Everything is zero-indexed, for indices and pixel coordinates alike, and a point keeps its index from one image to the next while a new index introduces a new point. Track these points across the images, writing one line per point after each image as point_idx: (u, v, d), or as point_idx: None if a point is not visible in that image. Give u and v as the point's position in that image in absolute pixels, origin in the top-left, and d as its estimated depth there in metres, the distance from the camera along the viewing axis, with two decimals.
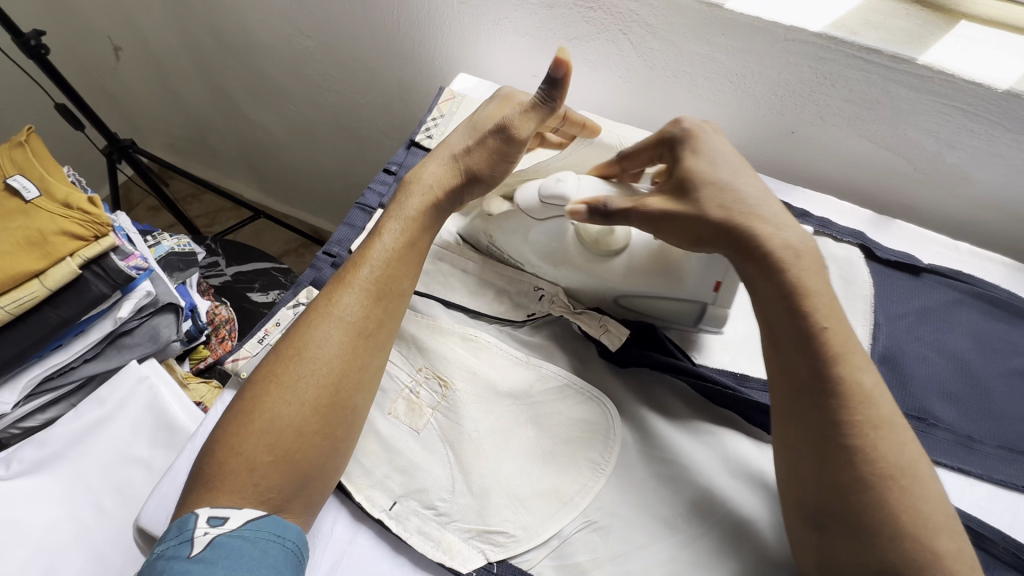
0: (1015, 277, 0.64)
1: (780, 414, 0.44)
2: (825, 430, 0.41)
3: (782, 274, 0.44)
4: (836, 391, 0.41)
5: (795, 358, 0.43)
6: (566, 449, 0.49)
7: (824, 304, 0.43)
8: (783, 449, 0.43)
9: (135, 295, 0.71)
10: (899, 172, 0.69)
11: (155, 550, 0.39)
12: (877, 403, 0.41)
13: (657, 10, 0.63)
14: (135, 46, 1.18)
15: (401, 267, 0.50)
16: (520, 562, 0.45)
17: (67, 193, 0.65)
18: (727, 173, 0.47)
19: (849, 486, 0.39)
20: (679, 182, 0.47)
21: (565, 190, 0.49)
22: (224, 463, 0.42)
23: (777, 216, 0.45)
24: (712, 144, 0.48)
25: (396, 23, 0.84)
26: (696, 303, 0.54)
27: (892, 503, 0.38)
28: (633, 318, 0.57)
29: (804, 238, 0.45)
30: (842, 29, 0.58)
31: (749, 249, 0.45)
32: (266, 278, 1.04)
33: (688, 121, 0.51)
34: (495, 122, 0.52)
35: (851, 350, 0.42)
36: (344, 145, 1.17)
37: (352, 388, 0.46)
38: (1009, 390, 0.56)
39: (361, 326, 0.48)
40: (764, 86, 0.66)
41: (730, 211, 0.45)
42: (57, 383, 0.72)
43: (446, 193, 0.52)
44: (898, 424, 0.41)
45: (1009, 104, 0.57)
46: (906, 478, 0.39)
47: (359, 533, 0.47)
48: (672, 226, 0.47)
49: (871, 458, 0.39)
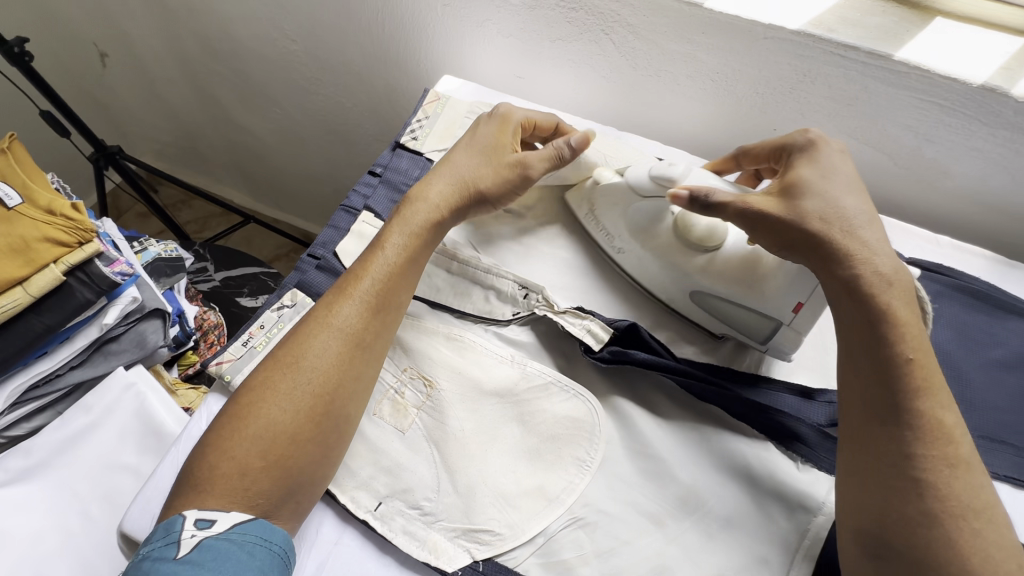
0: (995, 270, 0.65)
1: (847, 440, 0.43)
2: (896, 461, 0.40)
3: (871, 299, 0.44)
4: (913, 422, 0.40)
5: (873, 387, 0.42)
6: (552, 447, 0.49)
7: (912, 338, 0.42)
8: (847, 476, 0.42)
9: (121, 301, 0.71)
10: (879, 168, 0.69)
11: (141, 550, 0.40)
12: (957, 441, 0.40)
13: (638, 10, 0.64)
14: (121, 52, 1.17)
15: (401, 279, 0.51)
16: (506, 559, 0.45)
17: (50, 200, 0.65)
18: (841, 190, 0.48)
19: (915, 519, 0.38)
20: (786, 187, 0.49)
21: (675, 172, 0.52)
22: (213, 465, 0.42)
23: (879, 244, 0.46)
24: (833, 163, 0.49)
25: (381, 26, 0.85)
26: (770, 321, 0.52)
27: (960, 541, 0.37)
28: (701, 319, 0.57)
29: (897, 267, 0.45)
30: (819, 27, 0.59)
31: (839, 267, 0.45)
32: (254, 283, 1.04)
33: (817, 133, 0.52)
34: (518, 157, 0.55)
35: (936, 387, 0.41)
36: (333, 149, 1.17)
37: (349, 400, 0.46)
38: (991, 381, 0.56)
39: (359, 336, 0.48)
40: (743, 84, 0.67)
41: (828, 225, 0.46)
42: (42, 392, 0.71)
43: (451, 213, 0.54)
44: (976, 467, 0.40)
45: (985, 98, 0.57)
46: (981, 520, 0.38)
47: (345, 534, 0.47)
48: (764, 229, 0.48)
49: (941, 494, 0.38)
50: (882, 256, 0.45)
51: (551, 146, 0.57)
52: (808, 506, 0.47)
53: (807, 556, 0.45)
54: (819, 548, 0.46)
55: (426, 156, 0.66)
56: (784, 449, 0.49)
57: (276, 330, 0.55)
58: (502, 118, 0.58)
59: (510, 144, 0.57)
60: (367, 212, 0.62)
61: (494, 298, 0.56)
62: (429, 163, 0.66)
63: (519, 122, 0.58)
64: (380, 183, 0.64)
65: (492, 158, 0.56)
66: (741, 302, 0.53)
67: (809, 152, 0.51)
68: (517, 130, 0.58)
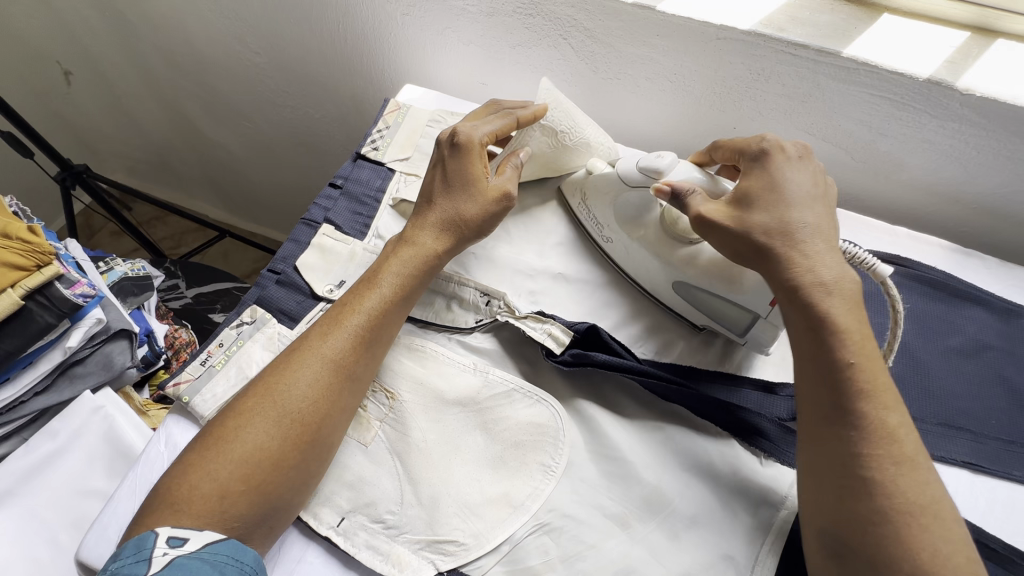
0: (951, 259, 0.66)
1: (803, 441, 0.44)
2: (845, 460, 0.41)
3: (812, 306, 0.44)
4: (858, 422, 0.41)
5: (820, 388, 0.43)
6: (516, 454, 0.49)
7: (854, 340, 0.43)
8: (805, 475, 0.43)
9: (85, 323, 0.70)
10: (837, 162, 0.70)
11: (107, 566, 0.38)
12: (900, 440, 0.41)
13: (593, 14, 0.65)
14: (85, 69, 1.16)
15: (391, 312, 0.50)
16: (470, 570, 0.45)
17: (5, 224, 0.64)
18: (793, 204, 0.47)
19: (866, 517, 0.39)
20: (738, 197, 0.49)
21: (661, 165, 0.53)
22: (194, 485, 0.41)
23: (823, 254, 0.46)
24: (785, 175, 0.49)
25: (344, 36, 0.84)
26: (749, 313, 0.51)
27: (911, 537, 0.38)
28: (693, 314, 0.56)
29: (841, 274, 0.45)
30: (770, 27, 0.60)
31: (781, 279, 0.46)
32: (227, 298, 1.03)
33: (772, 141, 0.51)
34: (500, 186, 0.54)
35: (880, 387, 0.42)
36: (305, 160, 1.16)
37: (333, 431, 0.46)
38: (949, 368, 0.57)
39: (348, 367, 0.47)
40: (700, 84, 0.67)
41: (772, 239, 0.46)
42: (6, 419, 0.70)
43: (447, 253, 0.54)
44: (923, 463, 0.40)
45: (931, 92, 0.58)
46: (928, 516, 0.38)
47: (308, 551, 0.47)
48: (713, 238, 0.49)
49: (887, 491, 0.39)
50: (829, 265, 0.45)
51: (509, 168, 0.56)
52: (770, 501, 0.47)
53: (772, 551, 0.45)
54: (783, 542, 0.46)
55: (387, 166, 0.66)
56: (747, 446, 0.50)
57: (235, 347, 0.55)
58: (464, 147, 0.54)
59: (484, 172, 0.54)
60: (327, 225, 0.61)
61: (456, 306, 0.56)
62: (391, 173, 0.66)
63: (482, 141, 0.54)
64: (341, 196, 0.64)
65: (481, 186, 0.54)
66: (720, 293, 0.52)
67: (760, 161, 0.50)
68: (483, 151, 0.55)
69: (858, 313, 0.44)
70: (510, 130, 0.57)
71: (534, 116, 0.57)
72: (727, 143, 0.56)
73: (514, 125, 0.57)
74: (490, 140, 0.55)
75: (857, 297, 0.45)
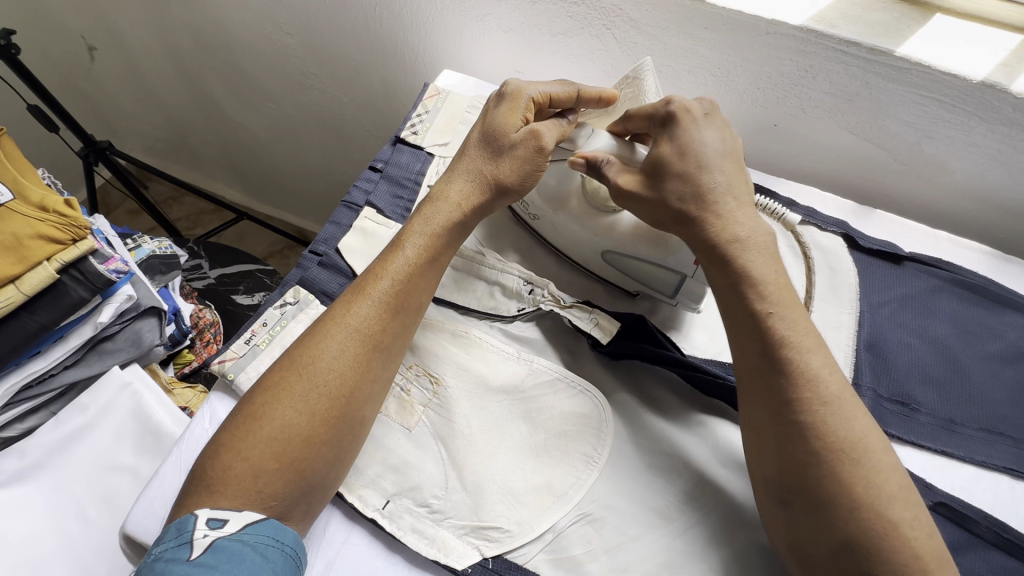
0: (991, 263, 0.66)
1: (742, 398, 0.46)
2: (779, 408, 0.42)
3: (731, 261, 0.46)
4: (785, 369, 0.42)
5: (749, 342, 0.44)
6: (559, 443, 0.49)
7: (772, 291, 0.45)
8: (749, 429, 0.45)
9: (116, 299, 0.69)
10: (878, 162, 0.70)
11: (152, 551, 0.38)
12: (825, 382, 0.42)
13: (640, 5, 0.64)
14: (109, 44, 1.15)
15: (419, 278, 0.49)
16: (514, 557, 0.45)
17: (42, 196, 0.63)
18: (708, 168, 0.48)
19: (804, 460, 0.40)
20: (648, 168, 0.49)
21: (576, 138, 0.55)
22: (227, 465, 0.41)
23: (735, 211, 0.47)
24: (695, 136, 0.48)
25: (379, 20, 0.84)
26: (676, 274, 0.54)
27: (845, 474, 0.39)
28: (636, 287, 0.58)
29: (754, 228, 0.47)
30: (822, 23, 0.59)
31: (702, 243, 0.47)
32: (251, 280, 1.02)
33: (677, 102, 0.50)
34: (529, 127, 0.52)
35: (802, 333, 0.43)
36: (329, 143, 1.16)
37: (362, 401, 0.45)
38: (989, 373, 0.57)
39: (375, 337, 0.46)
40: (746, 79, 0.66)
41: (686, 203, 0.47)
42: (36, 392, 0.69)
43: (472, 213, 0.52)
44: (849, 402, 0.42)
45: (984, 95, 0.58)
46: (857, 450, 0.40)
47: (352, 533, 0.47)
48: (634, 208, 0.50)
49: (820, 433, 0.40)
50: (740, 221, 0.47)
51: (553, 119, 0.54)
52: None
53: None
54: None
55: (427, 151, 0.66)
56: None
57: (279, 327, 0.55)
58: (512, 96, 0.54)
59: (519, 124, 0.53)
60: (368, 208, 0.61)
61: (499, 294, 0.56)
62: (430, 157, 0.66)
63: (531, 98, 0.54)
64: (381, 179, 0.64)
65: (511, 137, 0.52)
66: (646, 259, 0.54)
67: (669, 126, 0.49)
68: (529, 106, 0.54)
69: (773, 264, 0.46)
70: (569, 101, 0.56)
71: (598, 97, 0.57)
72: (635, 111, 0.53)
73: (575, 97, 0.56)
74: (541, 101, 0.54)
75: (771, 251, 0.47)
